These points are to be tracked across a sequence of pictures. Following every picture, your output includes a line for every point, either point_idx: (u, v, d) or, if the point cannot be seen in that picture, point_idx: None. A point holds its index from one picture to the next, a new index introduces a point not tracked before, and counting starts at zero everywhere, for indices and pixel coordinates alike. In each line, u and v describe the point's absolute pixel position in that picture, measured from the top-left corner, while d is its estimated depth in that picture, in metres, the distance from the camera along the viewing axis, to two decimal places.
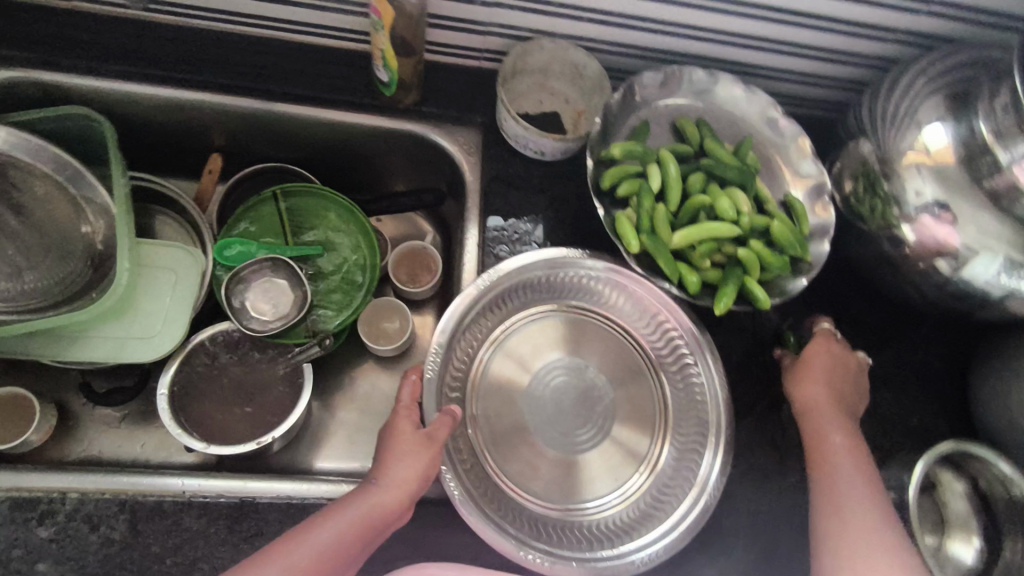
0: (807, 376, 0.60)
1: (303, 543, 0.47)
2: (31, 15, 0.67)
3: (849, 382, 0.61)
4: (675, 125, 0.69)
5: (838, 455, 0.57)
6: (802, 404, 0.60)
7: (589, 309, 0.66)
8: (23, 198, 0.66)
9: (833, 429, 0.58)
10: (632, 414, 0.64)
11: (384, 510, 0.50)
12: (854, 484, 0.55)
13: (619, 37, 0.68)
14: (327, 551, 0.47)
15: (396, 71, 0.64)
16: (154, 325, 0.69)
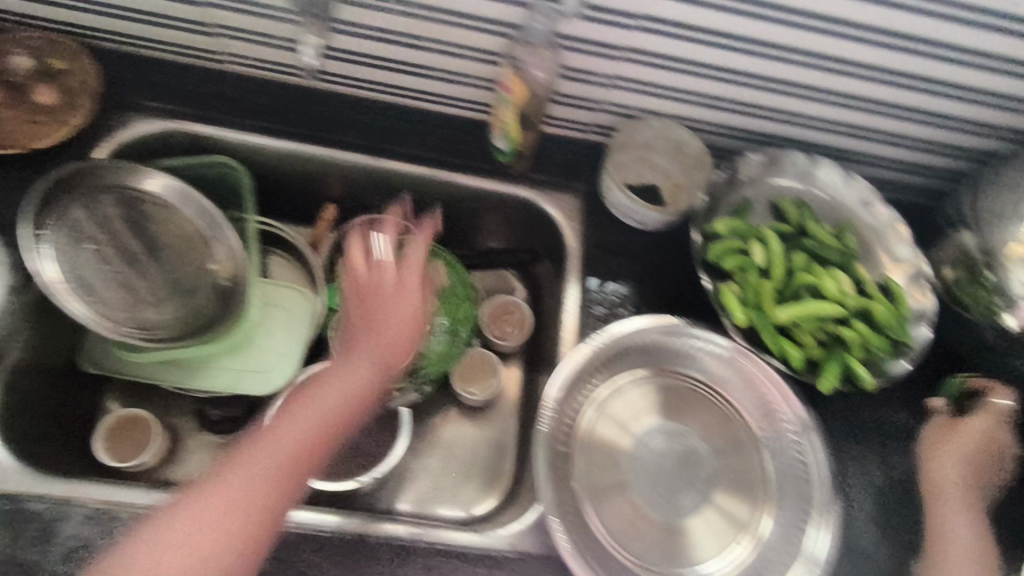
0: (943, 457, 0.64)
1: (304, 394, 0.55)
2: (184, 74, 0.74)
3: (987, 467, 0.63)
4: (774, 204, 0.71)
5: (955, 521, 0.61)
6: (931, 464, 0.64)
7: (692, 375, 0.67)
8: (158, 234, 0.70)
9: (949, 490, 0.62)
10: (734, 484, 0.64)
11: (372, 358, 0.59)
12: (957, 547, 0.60)
13: (725, 119, 0.72)
14: (330, 399, 0.55)
15: (516, 141, 0.69)
16: (269, 360, 0.74)
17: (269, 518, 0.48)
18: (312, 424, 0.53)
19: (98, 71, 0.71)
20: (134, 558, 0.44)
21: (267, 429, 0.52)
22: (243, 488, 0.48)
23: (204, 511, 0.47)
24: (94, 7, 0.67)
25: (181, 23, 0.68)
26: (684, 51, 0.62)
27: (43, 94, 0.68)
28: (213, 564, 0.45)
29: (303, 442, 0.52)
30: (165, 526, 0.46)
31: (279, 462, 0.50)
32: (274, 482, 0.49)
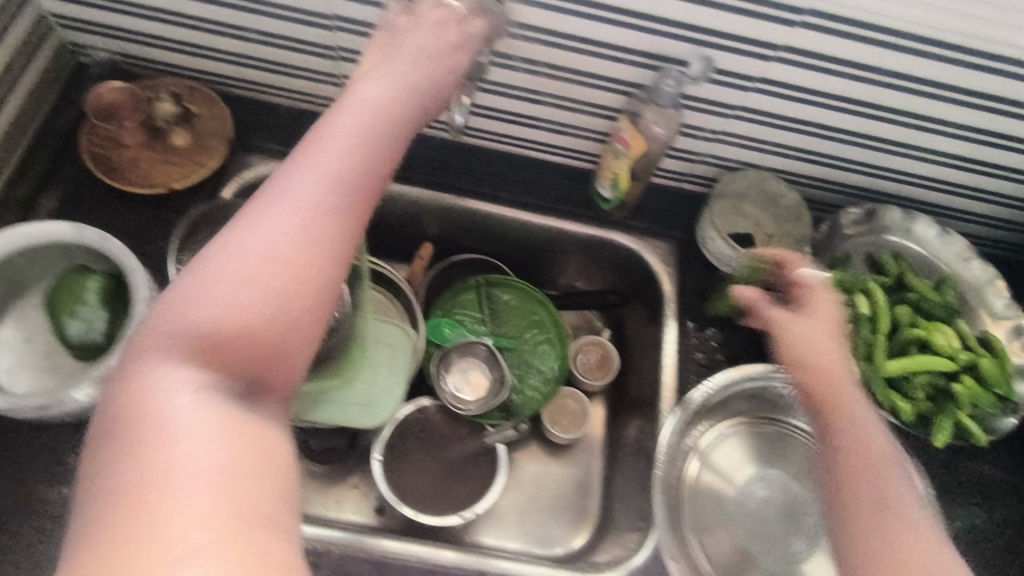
0: (813, 328, 0.58)
1: (354, 103, 0.45)
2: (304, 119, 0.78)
3: (833, 339, 0.58)
4: (872, 258, 0.72)
5: (866, 406, 0.55)
6: (793, 338, 0.58)
7: (792, 423, 0.70)
8: None
9: (834, 376, 0.56)
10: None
11: (422, 73, 0.51)
12: (884, 445, 0.53)
13: (824, 175, 0.74)
14: (382, 105, 0.46)
15: (622, 191, 0.72)
16: (374, 394, 0.75)
17: (346, 238, 0.41)
18: (380, 135, 0.44)
19: (228, 114, 0.74)
20: (204, 297, 0.36)
21: (319, 138, 0.42)
22: (298, 204, 0.39)
23: (264, 258, 0.37)
24: (230, 57, 0.72)
25: (311, 74, 0.72)
26: (795, 111, 0.65)
27: (178, 137, 0.72)
28: (275, 322, 0.37)
29: (363, 137, 0.43)
30: (219, 270, 0.37)
31: (345, 186, 0.41)
32: (348, 171, 0.42)
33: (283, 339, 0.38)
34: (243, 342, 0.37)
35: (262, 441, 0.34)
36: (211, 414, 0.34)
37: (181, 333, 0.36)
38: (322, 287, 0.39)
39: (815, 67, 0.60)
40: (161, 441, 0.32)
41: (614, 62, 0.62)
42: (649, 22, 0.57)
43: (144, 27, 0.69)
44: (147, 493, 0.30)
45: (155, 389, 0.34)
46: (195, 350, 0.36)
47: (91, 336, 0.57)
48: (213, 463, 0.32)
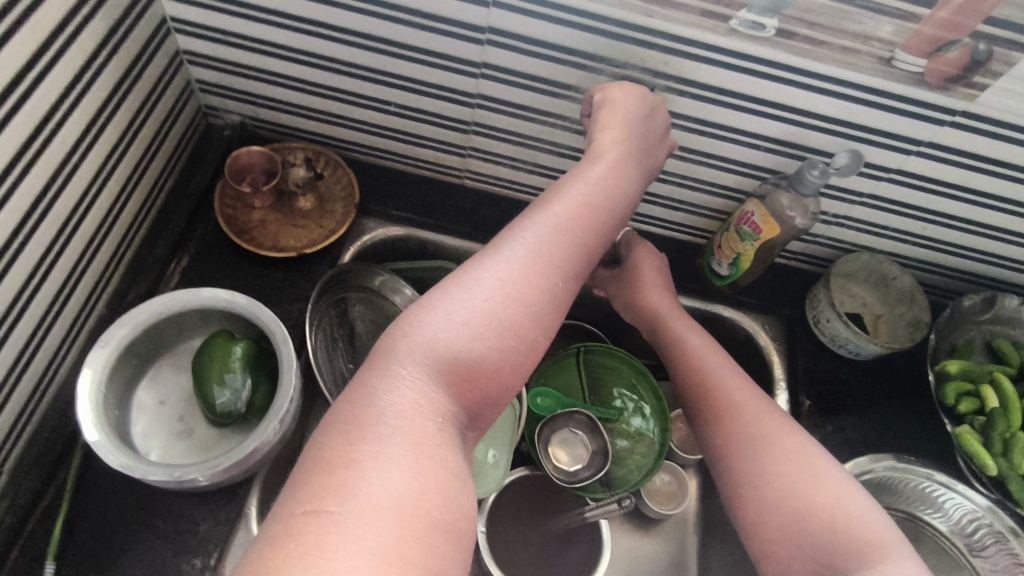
0: (637, 281, 0.75)
1: (585, 172, 0.49)
2: (420, 185, 0.80)
3: (658, 284, 0.75)
4: (992, 347, 0.72)
5: (729, 383, 0.66)
6: (628, 291, 0.75)
7: (927, 517, 0.70)
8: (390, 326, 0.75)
9: (704, 371, 0.67)
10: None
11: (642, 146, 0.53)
12: (749, 425, 0.62)
13: (941, 261, 0.74)
14: (607, 177, 0.49)
15: (742, 268, 0.73)
16: (481, 464, 0.74)
17: (558, 305, 0.43)
18: (603, 219, 0.47)
19: (353, 179, 0.76)
20: (441, 319, 0.39)
21: (560, 205, 0.46)
22: (538, 269, 0.42)
23: (497, 300, 0.40)
24: (361, 125, 0.74)
25: (437, 144, 0.74)
26: (925, 202, 0.66)
27: (304, 201, 0.74)
28: (488, 361, 0.40)
29: (589, 212, 0.46)
30: (460, 298, 0.40)
31: (568, 257, 0.44)
32: (572, 241, 0.45)
33: (488, 380, 0.40)
34: (462, 374, 0.39)
35: (453, 486, 0.36)
36: (420, 432, 0.36)
37: (416, 345, 0.39)
38: (529, 345, 0.41)
39: (955, 163, 0.61)
40: (380, 440, 0.35)
41: (750, 149, 0.64)
42: (798, 116, 0.59)
43: (283, 95, 0.72)
44: (353, 483, 0.33)
45: (383, 388, 0.38)
46: (423, 365, 0.38)
47: (236, 404, 0.57)
48: (412, 481, 0.34)
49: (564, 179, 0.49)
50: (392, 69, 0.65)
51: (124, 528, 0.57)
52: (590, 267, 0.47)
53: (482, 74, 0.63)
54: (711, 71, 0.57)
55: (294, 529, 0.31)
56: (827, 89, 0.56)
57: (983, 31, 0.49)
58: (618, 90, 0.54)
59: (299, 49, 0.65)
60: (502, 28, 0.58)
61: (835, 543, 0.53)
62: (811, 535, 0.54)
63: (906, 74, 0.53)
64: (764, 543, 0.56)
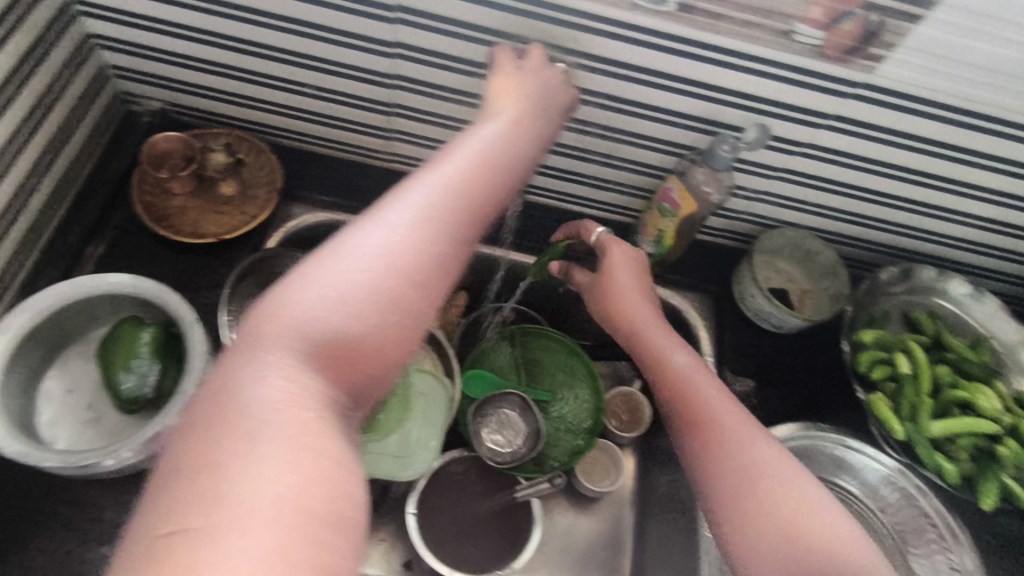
0: (613, 281, 0.67)
1: (471, 141, 0.48)
2: (347, 169, 0.79)
3: (639, 282, 0.68)
4: (908, 318, 0.74)
5: (715, 403, 0.60)
6: (606, 292, 0.68)
7: (843, 483, 0.71)
8: None
9: (692, 391, 0.61)
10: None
11: (534, 115, 0.52)
12: (735, 442, 0.57)
13: (859, 234, 0.76)
14: (494, 143, 0.48)
15: (667, 246, 0.73)
16: (411, 445, 0.75)
17: (444, 275, 0.42)
18: (492, 185, 0.46)
19: (277, 164, 0.74)
20: (314, 304, 0.38)
21: (443, 173, 0.45)
22: (418, 240, 0.41)
23: (375, 272, 0.40)
24: (282, 109, 0.73)
25: (360, 127, 0.74)
26: (837, 175, 0.67)
27: (226, 186, 0.72)
28: (366, 340, 0.39)
29: (475, 178, 0.45)
30: (335, 277, 0.39)
31: (454, 224, 0.43)
32: (459, 208, 0.44)
33: (370, 358, 0.39)
34: (338, 354, 0.38)
35: (340, 470, 0.35)
36: (297, 418, 0.35)
37: (287, 329, 0.38)
38: (414, 317, 0.41)
39: (861, 134, 0.62)
40: (252, 433, 0.34)
41: (667, 126, 0.64)
42: (708, 91, 0.60)
43: (202, 80, 0.71)
44: (223, 485, 0.32)
45: (252, 380, 0.36)
46: (296, 351, 0.37)
47: (143, 391, 0.56)
48: (290, 471, 0.33)
49: (450, 146, 0.48)
50: (307, 50, 0.65)
51: (29, 517, 0.56)
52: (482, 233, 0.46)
53: (397, 55, 0.63)
54: (618, 47, 0.57)
55: (163, 545, 0.30)
56: (731, 63, 0.57)
57: (874, 4, 0.50)
58: (506, 74, 0.54)
59: (213, 32, 0.64)
60: (411, 7, 0.57)
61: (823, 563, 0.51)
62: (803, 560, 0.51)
63: (806, 48, 0.54)
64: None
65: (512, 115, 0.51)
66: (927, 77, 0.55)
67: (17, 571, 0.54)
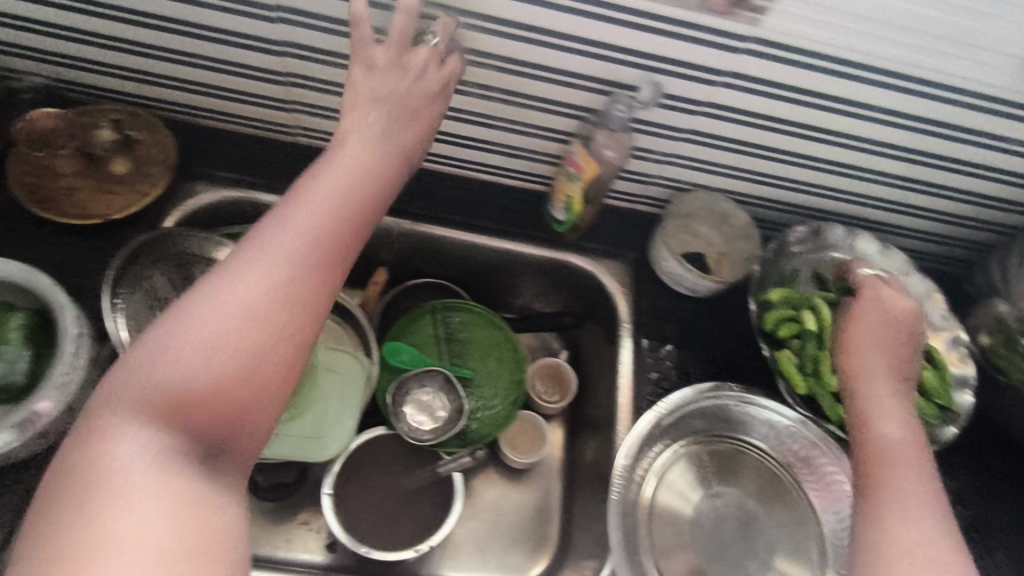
0: (860, 324, 0.64)
1: (321, 175, 0.50)
2: (250, 146, 0.76)
3: (897, 334, 0.64)
4: (818, 276, 0.73)
5: (903, 485, 0.54)
6: (850, 334, 0.64)
7: (751, 441, 0.72)
8: None
9: (885, 459, 0.56)
10: (794, 553, 0.68)
11: (395, 137, 0.54)
12: (925, 533, 0.51)
13: (770, 195, 0.76)
14: (345, 172, 0.51)
15: (576, 214, 0.73)
16: (325, 425, 0.74)
17: (310, 307, 0.45)
18: (347, 213, 0.49)
19: (173, 142, 0.71)
20: (171, 358, 0.40)
21: (293, 212, 0.47)
22: (273, 280, 0.44)
23: (218, 325, 0.41)
24: (173, 82, 0.70)
25: (258, 99, 0.71)
26: (739, 133, 0.66)
27: (118, 165, 0.69)
28: (233, 384, 0.41)
29: (327, 211, 0.48)
30: (193, 330, 0.41)
31: (310, 258, 0.46)
32: (301, 247, 0.46)
33: (240, 400, 0.41)
34: (205, 402, 0.40)
35: (210, 509, 0.38)
36: (161, 472, 0.37)
37: (146, 386, 0.40)
38: (282, 353, 0.43)
39: (758, 90, 0.61)
40: (113, 495, 0.35)
41: (565, 88, 0.63)
42: (599, 49, 0.58)
43: (83, 52, 0.67)
44: (86, 547, 0.33)
45: (113, 442, 0.38)
46: (157, 406, 0.39)
47: (14, 377, 0.53)
48: (156, 522, 0.35)
49: (299, 183, 0.50)
50: (186, 17, 0.62)
51: None
52: (348, 258, 0.48)
53: (282, 19, 0.60)
54: (503, 5, 0.55)
55: None
56: (620, 19, 0.56)
57: None
58: (356, 77, 0.54)
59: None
60: None
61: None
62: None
63: None
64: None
65: (365, 139, 0.53)
66: (813, 29, 0.55)
67: None
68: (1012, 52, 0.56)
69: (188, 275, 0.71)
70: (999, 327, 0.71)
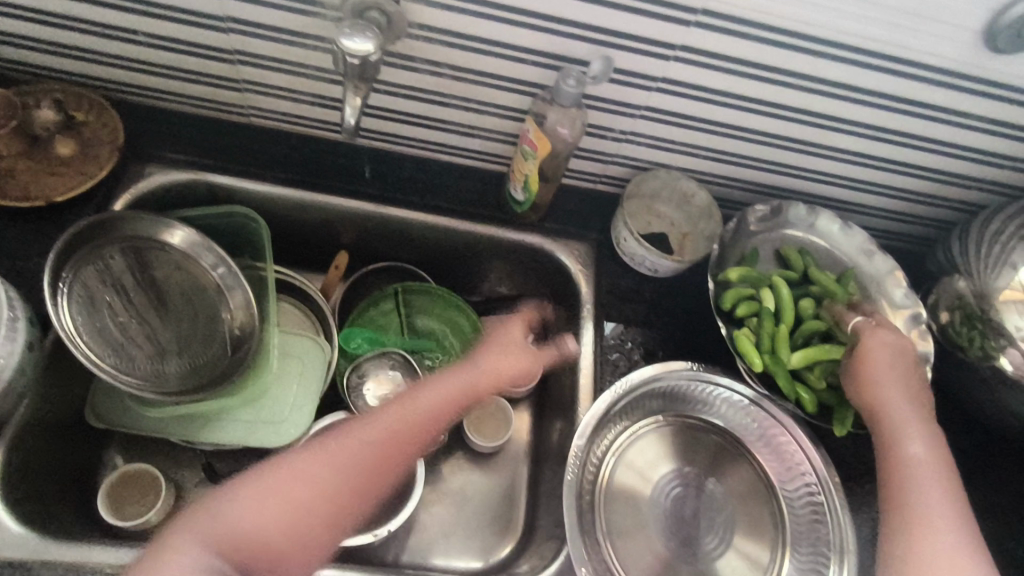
0: (873, 351, 0.63)
1: (426, 390, 0.63)
2: (202, 127, 0.75)
3: (904, 362, 0.64)
4: (780, 254, 0.74)
5: (931, 500, 0.57)
6: (862, 359, 0.63)
7: (709, 419, 0.72)
8: (160, 279, 0.71)
9: (914, 480, 0.58)
10: (751, 530, 0.68)
11: (496, 355, 0.69)
12: (945, 536, 0.56)
13: (731, 173, 0.75)
14: (445, 391, 0.63)
15: (534, 192, 0.72)
16: (281, 411, 0.72)
17: (359, 492, 0.56)
18: (428, 427, 0.61)
19: (119, 121, 0.70)
20: (250, 502, 0.53)
21: (392, 416, 0.60)
22: (343, 464, 0.56)
23: (330, 472, 0.55)
24: (119, 61, 0.68)
25: (207, 78, 0.69)
26: (694, 109, 0.66)
27: (62, 145, 0.68)
28: (276, 538, 0.52)
29: (413, 419, 0.60)
30: (271, 482, 0.54)
31: (378, 451, 0.58)
32: (416, 434, 0.60)
33: (271, 555, 0.52)
34: (250, 548, 0.51)
35: None
36: None
37: (213, 516, 0.51)
38: (323, 529, 0.54)
39: (710, 65, 0.60)
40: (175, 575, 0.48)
41: (516, 63, 0.62)
42: (547, 23, 0.57)
43: (22, 30, 0.65)
44: None
45: (180, 547, 0.49)
46: (214, 540, 0.50)
47: None
48: None
49: (412, 389, 0.63)
50: None
51: None
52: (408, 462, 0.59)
53: None
54: None
55: None
56: None
57: None
58: (507, 326, 0.72)
59: None
60: None
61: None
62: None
63: None
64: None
65: (483, 366, 0.67)
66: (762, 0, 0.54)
67: None
68: (962, 22, 0.55)
69: (139, 260, 0.70)
70: (958, 302, 0.71)
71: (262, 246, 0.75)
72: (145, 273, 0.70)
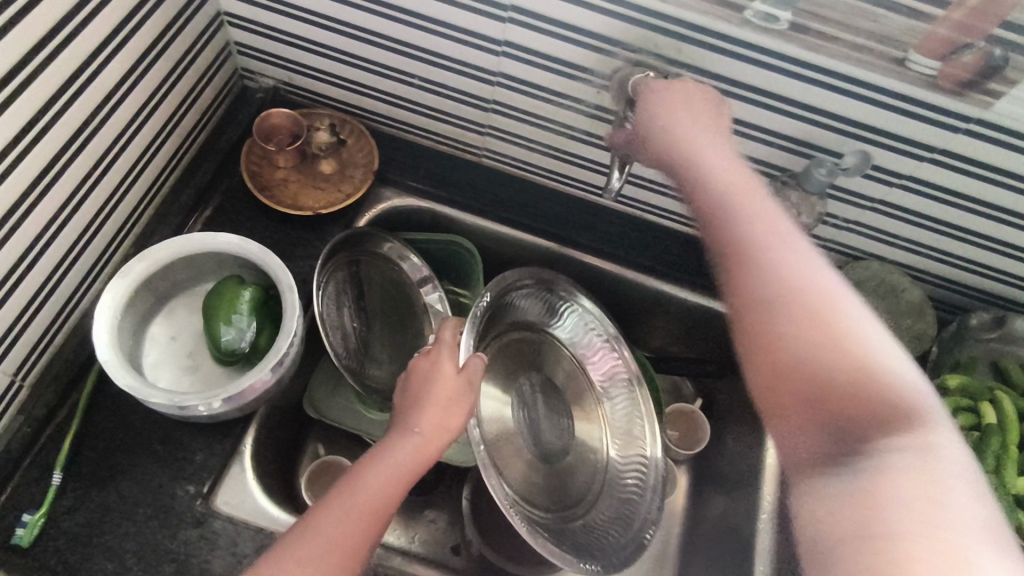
0: (668, 108, 0.56)
1: (381, 461, 0.56)
2: (436, 160, 0.82)
3: (692, 109, 0.56)
4: (998, 367, 0.70)
5: (781, 272, 0.45)
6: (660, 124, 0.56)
7: (551, 333, 0.78)
8: (376, 289, 0.78)
9: (755, 247, 0.47)
10: (585, 418, 0.77)
11: (439, 409, 0.60)
12: (820, 298, 0.43)
13: (949, 274, 0.73)
14: (399, 464, 0.56)
15: None
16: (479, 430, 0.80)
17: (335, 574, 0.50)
18: (388, 504, 0.55)
19: (373, 147, 0.79)
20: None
21: (358, 491, 0.54)
22: (336, 534, 0.51)
23: (345, 534, 0.51)
24: (383, 96, 0.75)
25: (454, 119, 0.75)
26: (931, 209, 0.65)
27: (326, 164, 0.77)
28: None
29: (385, 492, 0.55)
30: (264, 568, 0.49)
31: (352, 530, 0.52)
32: (406, 479, 0.56)
33: None
34: None
35: None
36: None
37: None
38: None
39: (966, 171, 0.60)
40: None
41: (763, 146, 0.64)
42: (808, 113, 0.59)
43: (316, 63, 0.74)
44: None
45: None
46: None
47: (240, 344, 0.60)
48: None
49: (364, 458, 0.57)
50: (410, 40, 0.66)
51: (130, 450, 0.61)
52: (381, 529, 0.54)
53: (503, 52, 0.64)
54: (723, 62, 0.57)
55: None
56: (841, 87, 0.56)
57: (997, 37, 0.49)
58: (438, 356, 0.63)
59: (329, 16, 0.66)
60: (524, 7, 0.58)
61: (883, 433, 0.39)
62: (860, 440, 0.40)
63: (920, 77, 0.53)
64: (820, 543, 0.37)
65: (423, 428, 0.59)
66: None
67: (113, 497, 0.59)
68: None
69: (365, 271, 0.77)
70: None
71: (471, 276, 0.81)
72: (366, 281, 0.77)
